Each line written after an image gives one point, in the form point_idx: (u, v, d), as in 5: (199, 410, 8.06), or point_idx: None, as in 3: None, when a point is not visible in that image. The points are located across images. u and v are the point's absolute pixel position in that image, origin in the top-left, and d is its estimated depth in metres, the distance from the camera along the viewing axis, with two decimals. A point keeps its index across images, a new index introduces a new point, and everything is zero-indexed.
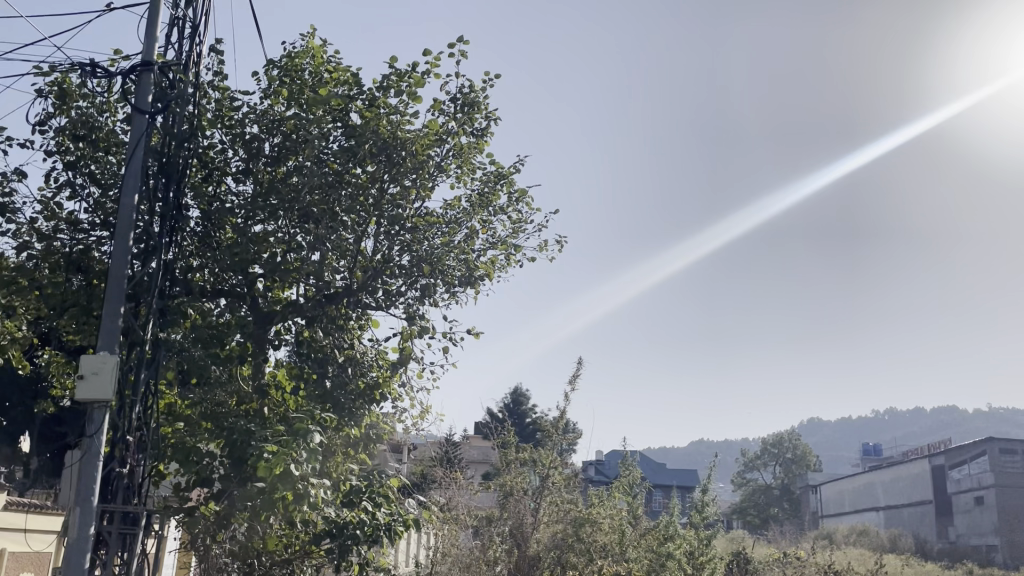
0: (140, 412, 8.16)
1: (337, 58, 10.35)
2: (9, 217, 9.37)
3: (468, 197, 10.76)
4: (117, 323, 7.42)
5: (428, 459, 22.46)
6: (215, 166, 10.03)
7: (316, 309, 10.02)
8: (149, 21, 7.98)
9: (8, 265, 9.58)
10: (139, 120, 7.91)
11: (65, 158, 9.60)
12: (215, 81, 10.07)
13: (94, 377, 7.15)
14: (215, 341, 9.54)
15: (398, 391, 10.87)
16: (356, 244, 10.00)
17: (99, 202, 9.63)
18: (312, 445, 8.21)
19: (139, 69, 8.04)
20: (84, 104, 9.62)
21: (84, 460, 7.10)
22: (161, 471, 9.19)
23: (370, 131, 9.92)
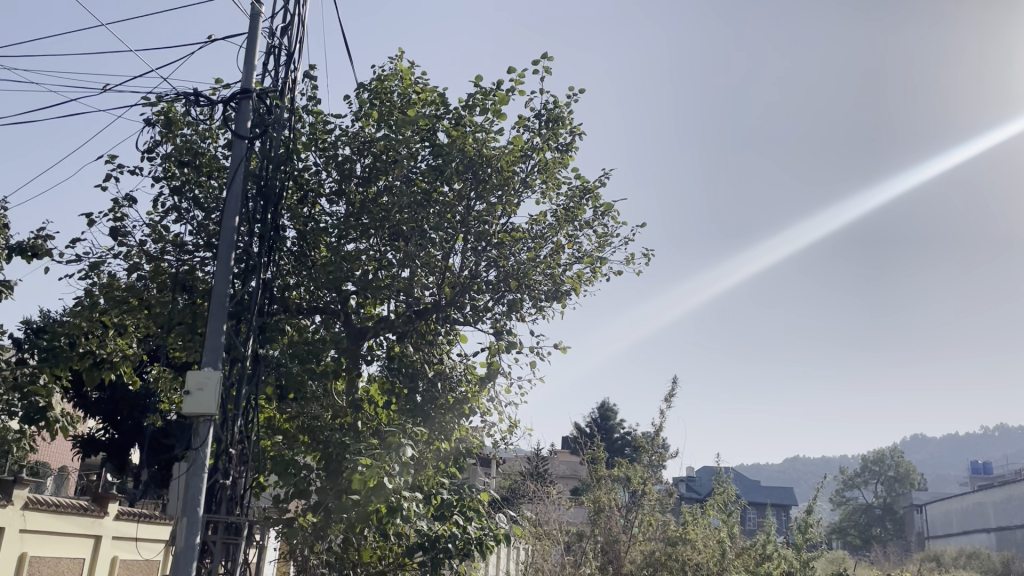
0: (242, 425, 8.49)
1: (424, 80, 10.60)
2: (121, 241, 9.96)
3: (554, 212, 10.83)
4: (220, 340, 7.78)
5: (518, 473, 22.48)
6: (310, 188, 10.41)
7: (407, 323, 10.26)
8: (248, 51, 8.38)
9: (119, 285, 10.06)
10: (239, 145, 8.30)
11: (171, 184, 10.14)
12: (309, 106, 10.47)
13: (199, 392, 7.48)
14: (312, 355, 9.85)
15: (487, 405, 10.99)
16: (444, 260, 10.20)
17: (203, 224, 10.13)
18: (404, 459, 8.35)
19: (238, 97, 8.45)
20: (188, 131, 10.16)
21: (190, 471, 7.41)
22: (262, 483, 9.55)
23: (457, 150, 10.11)
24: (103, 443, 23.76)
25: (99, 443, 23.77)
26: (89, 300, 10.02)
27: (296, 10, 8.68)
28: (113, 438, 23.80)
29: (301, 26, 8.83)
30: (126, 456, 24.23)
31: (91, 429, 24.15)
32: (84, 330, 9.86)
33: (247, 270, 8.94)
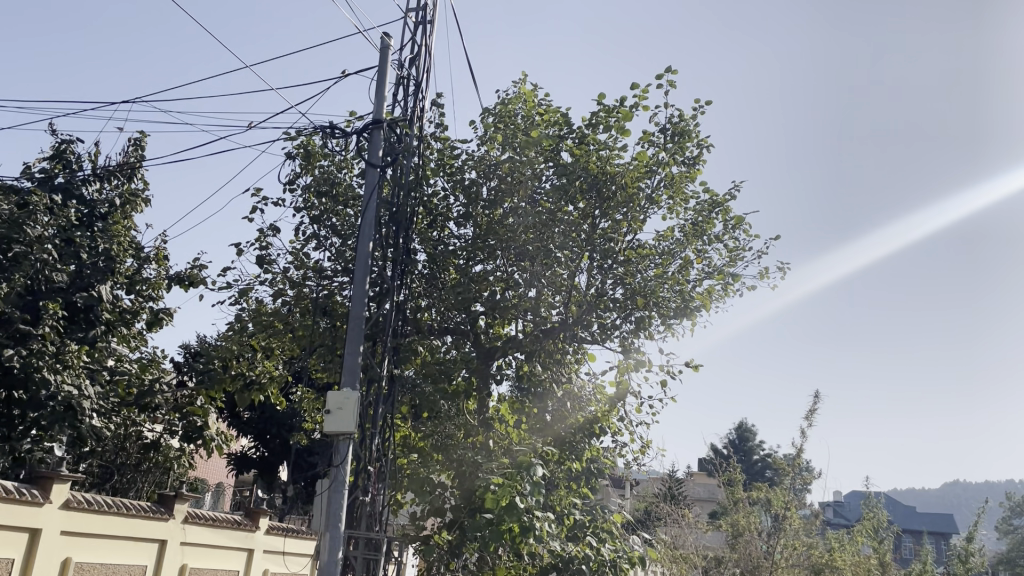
0: (380, 443, 8.72)
1: (548, 101, 10.68)
2: (266, 268, 10.56)
3: (682, 227, 10.63)
4: (357, 361, 8.02)
5: (652, 494, 22.01)
6: (439, 212, 10.66)
7: (535, 342, 10.26)
8: (378, 83, 8.71)
9: (265, 310, 10.59)
10: (372, 173, 8.59)
11: (311, 213, 10.65)
12: (437, 132, 10.79)
13: (338, 411, 7.74)
14: (443, 376, 10.11)
15: (618, 425, 10.88)
16: (571, 279, 10.11)
17: (340, 250, 10.59)
18: (536, 479, 8.28)
19: (370, 127, 8.71)
20: (325, 163, 10.67)
21: (331, 488, 7.67)
22: (398, 500, 9.84)
23: (581, 169, 10.14)
24: (254, 460, 25.09)
25: (251, 461, 25.10)
26: (238, 324, 10.62)
27: (424, 40, 8.92)
28: (263, 455, 25.07)
29: (428, 55, 9.05)
30: (275, 473, 25.44)
31: (243, 447, 25.54)
32: (236, 353, 10.50)
33: (381, 293, 9.22)
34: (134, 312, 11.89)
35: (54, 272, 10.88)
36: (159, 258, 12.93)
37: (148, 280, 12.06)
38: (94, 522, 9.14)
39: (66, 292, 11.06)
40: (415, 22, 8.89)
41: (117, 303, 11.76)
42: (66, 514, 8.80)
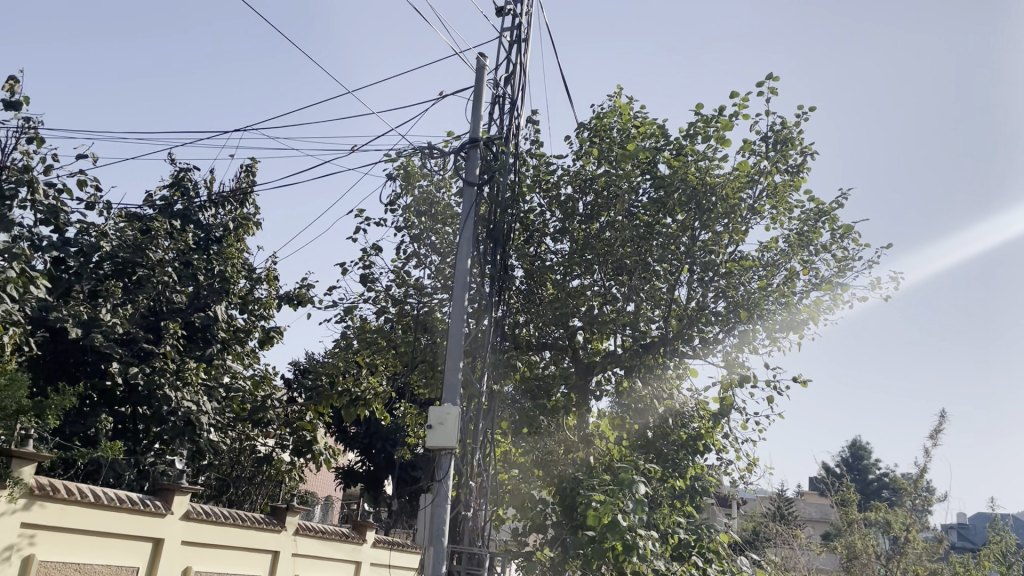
0: (480, 457, 8.67)
1: (644, 113, 10.56)
2: (369, 286, 10.82)
3: (786, 237, 10.29)
4: (457, 376, 8.05)
5: (762, 515, 21.31)
6: (535, 228, 10.70)
7: (634, 358, 9.99)
8: (474, 103, 8.81)
9: (370, 327, 11.00)
10: (469, 192, 8.64)
11: (411, 232, 10.85)
12: (533, 149, 10.82)
13: (440, 426, 7.77)
14: (542, 392, 10.07)
15: (722, 442, 10.60)
16: (670, 293, 9.98)
17: (439, 268, 10.76)
18: (638, 496, 8.11)
19: (467, 146, 8.84)
20: (425, 183, 10.87)
21: (435, 503, 7.75)
22: (501, 516, 9.91)
23: (679, 180, 9.95)
24: (360, 474, 25.73)
25: (358, 475, 25.74)
26: (344, 341, 11.01)
27: (518, 58, 8.93)
28: (369, 469, 25.69)
29: (523, 72, 9.02)
30: (381, 487, 25.96)
31: (350, 461, 26.21)
32: (341, 370, 10.78)
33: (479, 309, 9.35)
34: (247, 330, 12.40)
35: (174, 294, 11.59)
36: (269, 278, 13.48)
37: (260, 300, 12.58)
38: (212, 533, 9.35)
39: (185, 312, 11.66)
40: (510, 41, 8.95)
41: (232, 322, 12.27)
42: (187, 525, 8.94)
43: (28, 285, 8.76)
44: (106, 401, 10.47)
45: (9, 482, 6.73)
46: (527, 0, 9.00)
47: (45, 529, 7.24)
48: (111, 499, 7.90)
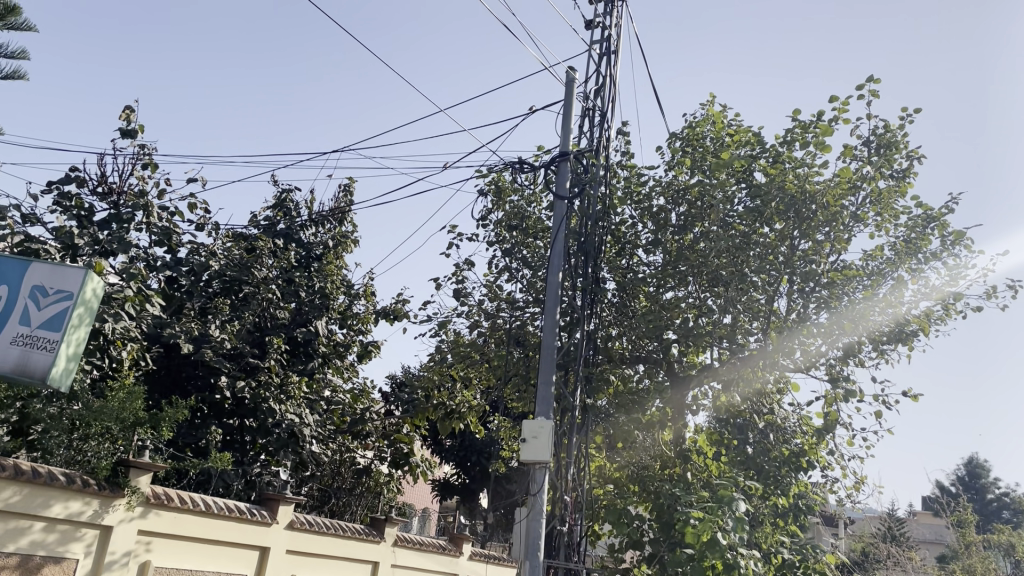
0: (574, 472, 8.56)
1: (737, 121, 10.34)
2: (462, 300, 10.93)
3: (892, 245, 9.86)
4: (550, 390, 8.01)
5: (871, 536, 20.36)
6: (627, 240, 10.57)
7: (731, 371, 9.68)
8: (564, 116, 8.81)
9: (464, 341, 11.07)
10: (559, 206, 8.63)
11: (503, 246, 10.91)
12: (623, 161, 10.73)
13: (535, 440, 7.71)
14: (637, 406, 9.82)
15: (827, 458, 10.22)
16: (769, 304, 9.65)
17: (531, 281, 10.78)
18: (738, 514, 7.98)
19: (558, 159, 8.80)
20: (515, 198, 10.94)
21: (529, 517, 7.74)
22: (596, 532, 9.84)
23: (776, 189, 9.66)
24: (456, 487, 25.97)
25: (454, 487, 26.00)
26: (439, 354, 11.13)
27: (608, 70, 8.88)
28: (465, 482, 25.89)
29: (613, 84, 8.96)
30: (476, 500, 26.11)
31: (446, 474, 26.50)
32: (436, 383, 10.92)
33: (571, 322, 9.32)
34: (346, 345, 12.72)
35: (276, 310, 11.92)
36: (367, 293, 13.82)
37: (358, 315, 12.91)
38: (316, 543, 9.61)
39: (288, 328, 12.07)
40: (599, 54, 8.92)
41: (331, 337, 12.60)
42: (292, 534, 9.23)
43: (144, 302, 9.32)
44: (215, 413, 10.92)
45: (127, 490, 7.08)
46: (617, 12, 8.98)
47: (161, 536, 7.58)
48: (222, 508, 8.22)
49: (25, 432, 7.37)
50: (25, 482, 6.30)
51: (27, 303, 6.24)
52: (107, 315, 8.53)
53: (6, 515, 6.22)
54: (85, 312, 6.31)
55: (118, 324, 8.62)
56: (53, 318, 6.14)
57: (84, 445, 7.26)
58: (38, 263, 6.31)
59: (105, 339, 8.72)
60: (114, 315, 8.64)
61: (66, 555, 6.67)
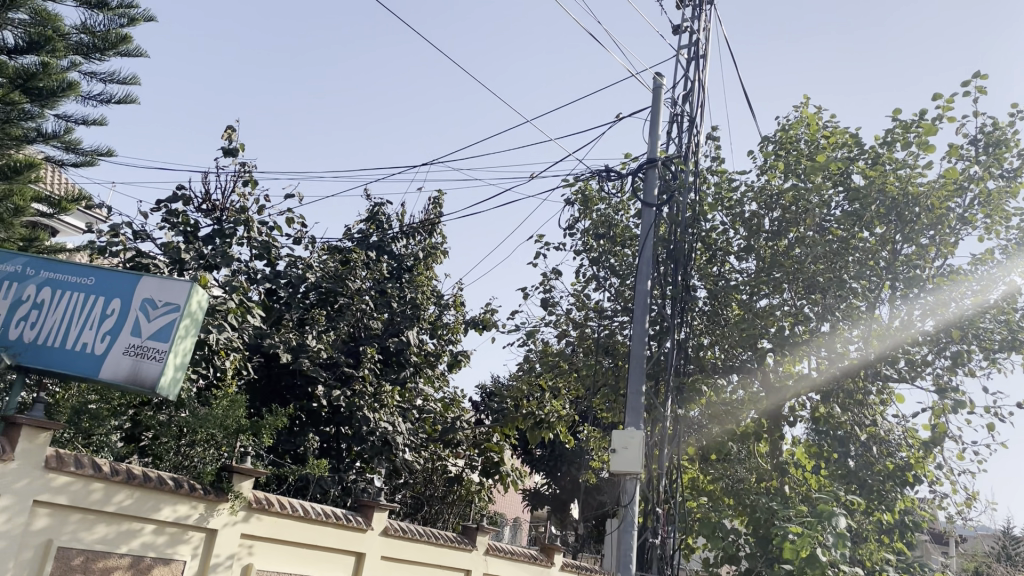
0: (666, 484, 8.40)
1: (834, 122, 9.99)
2: (550, 309, 10.93)
3: (1003, 248, 9.36)
4: (640, 400, 7.90)
5: (986, 555, 19.27)
6: (719, 247, 10.31)
7: (830, 382, 9.37)
8: (652, 123, 8.72)
9: (552, 351, 11.08)
10: (648, 213, 8.51)
11: (590, 255, 10.84)
12: (714, 166, 10.53)
13: (625, 450, 7.62)
14: (731, 418, 9.68)
15: (935, 473, 9.74)
16: (870, 311, 9.27)
17: (619, 290, 10.70)
18: (839, 529, 7.64)
19: (645, 166, 8.67)
20: (603, 206, 10.86)
21: (621, 528, 7.62)
22: (690, 545, 9.65)
23: (877, 191, 9.27)
24: (546, 496, 25.99)
25: (544, 496, 26.03)
26: (527, 364, 11.15)
27: (697, 74, 8.72)
28: (555, 491, 25.84)
29: (702, 89, 8.80)
30: (567, 510, 26.00)
31: (537, 483, 26.57)
32: (526, 393, 10.92)
33: (662, 331, 9.16)
34: (437, 354, 12.85)
35: (370, 321, 12.23)
36: (456, 304, 13.98)
37: (448, 325, 13.06)
38: (410, 549, 9.76)
39: (381, 337, 12.28)
40: (687, 59, 8.80)
41: (422, 347, 12.71)
42: (386, 541, 9.37)
43: (245, 314, 9.74)
44: (312, 421, 11.22)
45: (231, 495, 7.36)
46: (705, 16, 8.84)
47: (262, 540, 7.85)
48: (319, 513, 8.42)
49: (137, 437, 7.75)
50: (137, 486, 6.63)
51: (138, 315, 6.55)
52: (212, 326, 8.95)
53: (119, 517, 6.54)
54: (191, 323, 6.64)
55: (221, 334, 9.03)
56: (163, 329, 6.48)
57: (191, 451, 7.68)
58: (147, 277, 6.61)
59: (210, 349, 9.11)
60: (218, 326, 9.07)
61: (175, 556, 6.97)
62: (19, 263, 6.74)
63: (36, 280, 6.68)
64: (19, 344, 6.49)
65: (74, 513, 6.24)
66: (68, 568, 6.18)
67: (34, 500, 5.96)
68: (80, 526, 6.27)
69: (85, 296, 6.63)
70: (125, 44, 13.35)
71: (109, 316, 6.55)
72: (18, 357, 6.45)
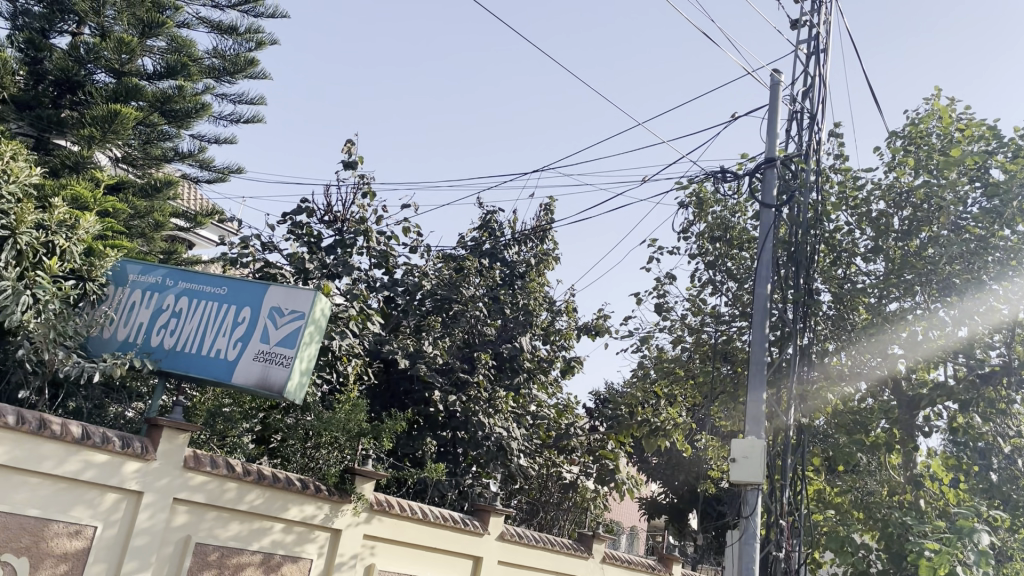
0: (791, 496, 8.06)
1: (969, 114, 9.38)
2: (664, 315, 10.73)
3: None
4: (761, 408, 7.64)
5: None
6: (843, 248, 9.86)
7: (970, 391, 8.67)
8: (769, 122, 8.44)
9: (667, 357, 10.87)
10: (767, 214, 8.25)
11: (706, 259, 10.56)
12: (837, 164, 10.09)
13: (746, 460, 7.38)
14: (859, 427, 9.12)
15: None
16: (1013, 316, 8.74)
17: (737, 295, 10.40)
18: (982, 547, 7.14)
19: (764, 166, 8.42)
20: (718, 209, 10.59)
21: (742, 540, 7.37)
22: (817, 559, 9.24)
23: (1018, 186, 8.62)
24: (663, 505, 25.55)
25: (661, 506, 25.62)
26: (642, 370, 10.98)
27: (817, 70, 8.38)
28: (673, 501, 25.36)
29: (823, 84, 8.44)
30: (686, 520, 25.49)
31: (654, 493, 26.21)
32: (640, 400, 10.70)
33: (783, 336, 8.83)
34: (550, 360, 12.84)
35: (484, 326, 12.26)
36: (568, 310, 13.95)
37: (560, 331, 13.05)
38: (527, 555, 9.79)
39: (495, 344, 12.36)
40: (807, 53, 8.46)
41: (535, 353, 12.72)
42: (503, 546, 9.44)
43: (365, 320, 10.08)
44: (430, 425, 11.25)
45: (353, 496, 7.60)
46: (826, 9, 8.48)
47: (384, 541, 8.06)
48: (437, 517, 8.55)
49: (267, 439, 8.11)
50: (266, 486, 6.93)
51: (266, 322, 6.87)
52: (334, 333, 9.30)
53: (251, 516, 6.85)
54: (315, 329, 6.92)
55: (343, 341, 9.37)
56: (290, 336, 6.78)
57: (316, 453, 7.95)
58: (275, 286, 6.93)
59: (333, 355, 9.43)
60: (340, 332, 9.40)
61: (302, 554, 7.25)
62: (159, 274, 7.17)
63: (174, 290, 7.08)
64: (160, 350, 6.91)
65: (210, 510, 6.59)
66: (205, 563, 6.52)
67: (174, 498, 6.32)
68: (215, 524, 6.60)
69: (218, 305, 7.00)
70: (253, 67, 14.06)
71: (240, 323, 6.89)
72: (160, 362, 6.86)
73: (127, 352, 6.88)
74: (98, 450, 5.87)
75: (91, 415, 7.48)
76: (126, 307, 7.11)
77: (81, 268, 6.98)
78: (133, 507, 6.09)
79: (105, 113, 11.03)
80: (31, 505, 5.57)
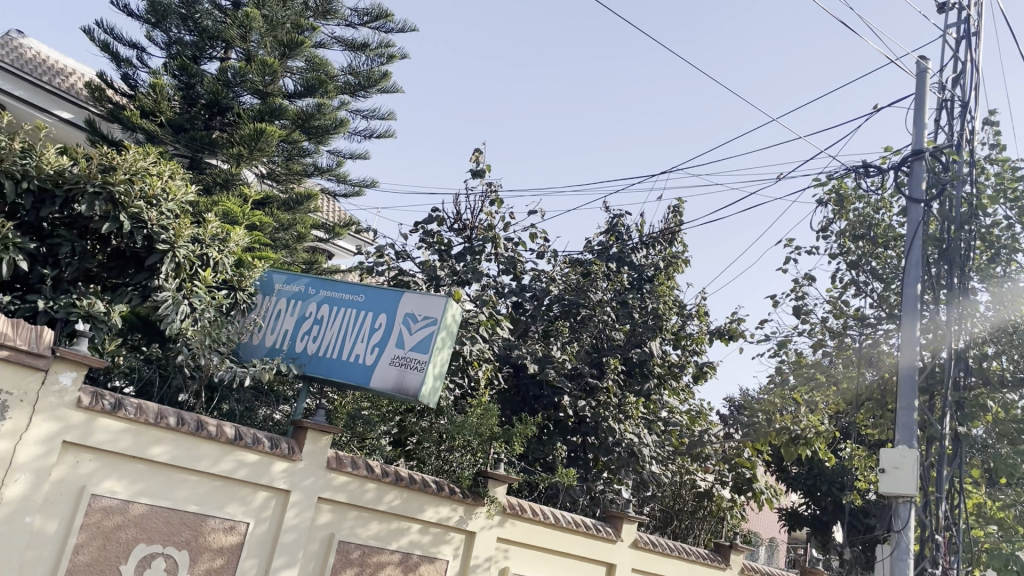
0: (947, 509, 7.53)
1: None
2: (804, 317, 10.29)
3: None
4: (912, 416, 7.17)
5: None
6: (1002, 244, 9.01)
7: None
8: (916, 111, 7.93)
9: (806, 362, 10.31)
10: (915, 209, 7.70)
11: (848, 259, 10.05)
12: (992, 154, 9.37)
13: (896, 471, 6.94)
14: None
15: None
16: None
17: (883, 296, 9.84)
18: None
19: (910, 159, 7.89)
20: (860, 205, 10.05)
21: (893, 556, 6.92)
22: None
23: None
24: (805, 517, 24.40)
25: (803, 517, 24.46)
26: (779, 377, 10.46)
27: (968, 54, 7.81)
28: (816, 512, 24.22)
29: (975, 70, 7.85)
30: (830, 533, 24.30)
31: (794, 503, 25.12)
32: (779, 406, 10.05)
33: (935, 338, 8.27)
34: (682, 365, 12.51)
35: (612, 331, 12.12)
36: (700, 313, 13.61)
37: (691, 336, 12.72)
38: (661, 564, 9.62)
39: (624, 348, 12.13)
40: (956, 38, 7.91)
41: (666, 357, 12.41)
42: (636, 553, 9.30)
43: (495, 326, 10.19)
44: (560, 430, 11.29)
45: (487, 500, 7.70)
46: None
47: (518, 544, 8.13)
48: (568, 522, 8.49)
49: (403, 441, 8.26)
50: (403, 488, 7.13)
51: (401, 328, 7.07)
52: (465, 338, 9.48)
53: (390, 516, 7.07)
54: (447, 335, 7.05)
55: (474, 346, 9.53)
56: (423, 341, 6.94)
57: (451, 456, 8.11)
58: (409, 292, 7.13)
59: (464, 360, 9.60)
60: (471, 338, 9.58)
61: (438, 555, 7.42)
62: (302, 283, 7.52)
63: (316, 298, 7.41)
64: (304, 355, 7.25)
65: (352, 510, 6.84)
66: (348, 561, 6.77)
67: (319, 497, 6.60)
68: (356, 523, 6.85)
69: (356, 312, 7.27)
70: (385, 80, 14.59)
71: (376, 329, 7.13)
72: (304, 367, 7.21)
73: (274, 357, 7.26)
74: (250, 450, 6.22)
75: (242, 416, 7.92)
76: (273, 315, 7.50)
77: (232, 279, 7.45)
78: (282, 504, 6.42)
79: (251, 132, 11.70)
80: (191, 501, 5.95)
